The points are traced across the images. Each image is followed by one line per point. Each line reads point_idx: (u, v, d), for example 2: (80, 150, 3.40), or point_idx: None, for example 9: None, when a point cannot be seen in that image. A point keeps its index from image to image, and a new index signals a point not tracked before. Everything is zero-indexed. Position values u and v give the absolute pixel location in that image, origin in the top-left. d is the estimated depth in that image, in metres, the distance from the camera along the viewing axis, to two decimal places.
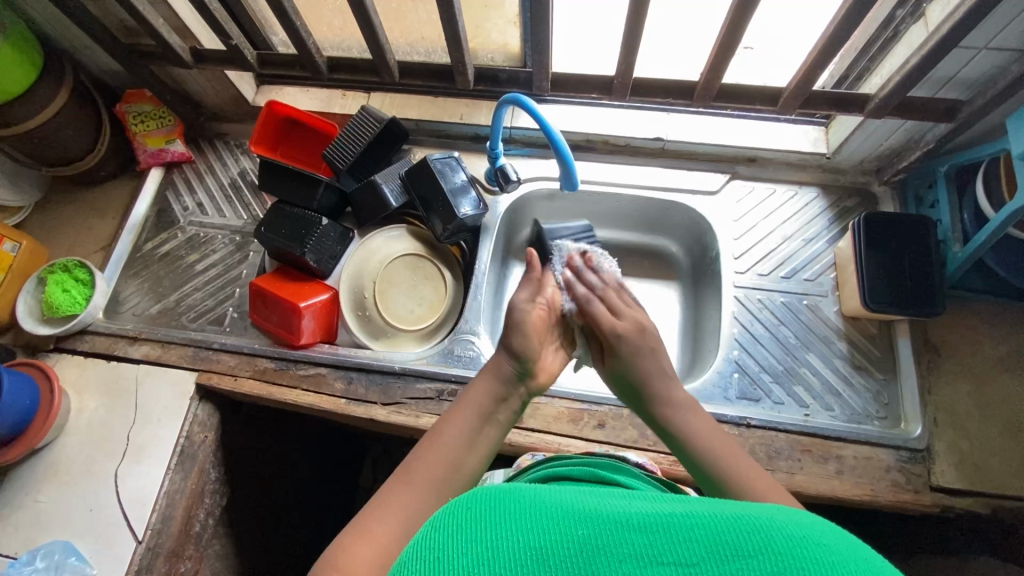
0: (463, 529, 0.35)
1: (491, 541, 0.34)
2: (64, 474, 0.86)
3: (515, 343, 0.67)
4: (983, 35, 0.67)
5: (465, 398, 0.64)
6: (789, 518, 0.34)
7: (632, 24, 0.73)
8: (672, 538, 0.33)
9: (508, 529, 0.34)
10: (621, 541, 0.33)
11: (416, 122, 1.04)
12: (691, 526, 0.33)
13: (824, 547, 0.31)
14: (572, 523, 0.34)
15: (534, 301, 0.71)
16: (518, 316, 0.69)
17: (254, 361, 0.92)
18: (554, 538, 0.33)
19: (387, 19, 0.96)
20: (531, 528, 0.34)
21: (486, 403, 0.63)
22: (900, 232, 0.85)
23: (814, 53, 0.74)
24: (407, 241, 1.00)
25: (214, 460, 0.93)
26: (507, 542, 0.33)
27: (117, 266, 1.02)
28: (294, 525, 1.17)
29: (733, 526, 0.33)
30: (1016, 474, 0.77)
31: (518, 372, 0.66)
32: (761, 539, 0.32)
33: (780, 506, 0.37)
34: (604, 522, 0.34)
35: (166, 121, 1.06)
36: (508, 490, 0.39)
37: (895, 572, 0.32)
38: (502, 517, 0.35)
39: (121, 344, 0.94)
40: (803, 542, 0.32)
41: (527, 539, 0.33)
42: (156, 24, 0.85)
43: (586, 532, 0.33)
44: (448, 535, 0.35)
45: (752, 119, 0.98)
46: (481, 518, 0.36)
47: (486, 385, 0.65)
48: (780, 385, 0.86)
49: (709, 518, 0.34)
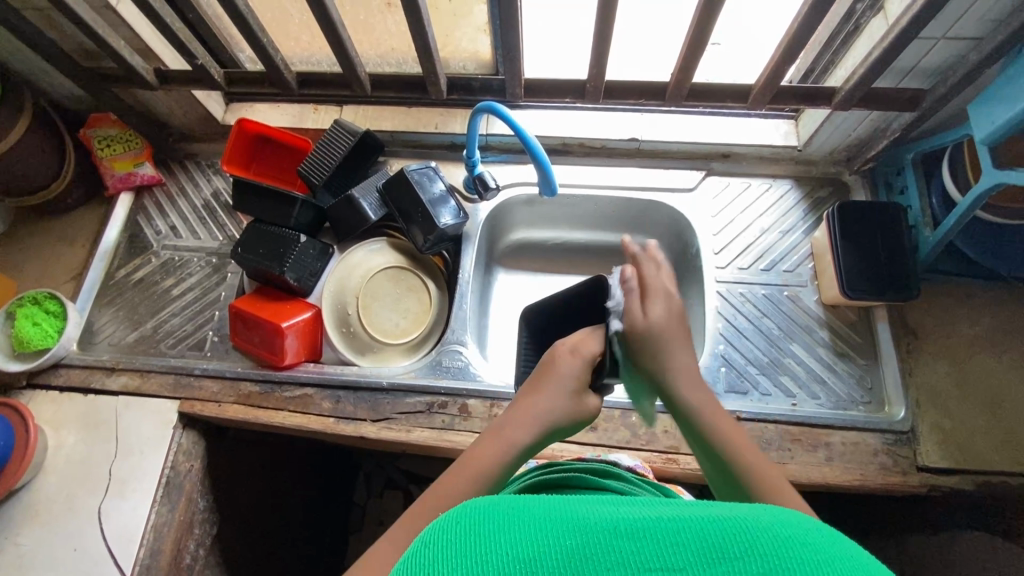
0: (453, 541, 0.35)
1: (480, 556, 0.33)
2: (45, 515, 0.83)
3: (551, 410, 0.59)
4: (941, 26, 0.69)
5: (471, 457, 0.55)
6: (773, 517, 0.35)
7: (602, 25, 0.73)
8: (656, 544, 0.33)
9: (495, 542, 0.34)
10: (609, 550, 0.33)
11: (390, 134, 1.03)
12: (677, 530, 0.33)
13: (810, 546, 0.32)
14: (559, 533, 0.34)
15: (578, 394, 0.60)
16: (563, 367, 0.61)
17: (238, 386, 0.90)
18: (542, 549, 0.33)
19: (355, 31, 0.95)
20: (519, 541, 0.34)
21: (495, 471, 0.54)
22: (871, 222, 0.87)
23: (779, 51, 0.75)
24: (388, 253, 0.99)
25: (201, 488, 0.90)
26: (495, 555, 0.33)
27: (89, 295, 0.99)
28: (288, 548, 1.14)
29: (717, 528, 0.33)
30: (997, 449, 0.80)
31: (536, 440, 0.58)
32: (746, 539, 0.32)
33: (766, 505, 0.37)
34: (593, 531, 0.34)
35: (133, 145, 1.03)
36: (496, 502, 0.39)
37: (878, 563, 0.33)
38: (492, 532, 0.35)
39: (98, 376, 0.92)
40: (789, 542, 0.32)
41: (516, 551, 0.33)
42: (117, 46, 0.83)
43: (574, 542, 0.33)
44: (437, 551, 0.34)
45: (722, 115, 1.00)
46: (468, 532, 0.35)
47: (495, 450, 0.55)
48: (766, 377, 0.87)
49: (695, 520, 0.34)
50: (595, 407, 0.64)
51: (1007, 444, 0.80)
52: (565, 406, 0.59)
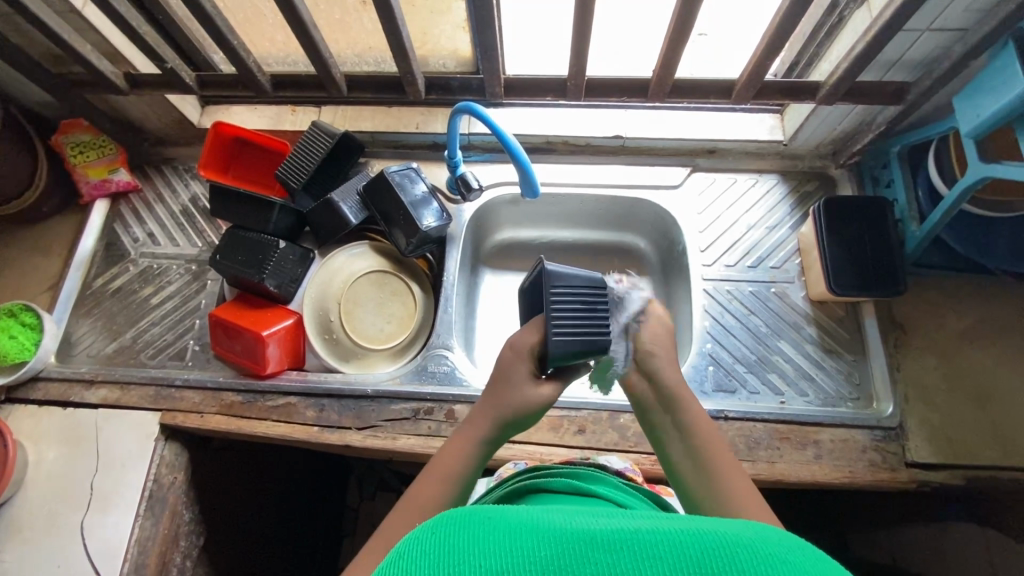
0: (425, 550, 0.33)
1: (452, 566, 0.32)
2: (28, 532, 0.82)
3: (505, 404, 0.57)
4: (925, 18, 0.67)
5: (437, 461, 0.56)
6: (756, 533, 0.33)
7: (581, 22, 0.72)
8: (634, 556, 0.31)
9: (468, 552, 0.33)
10: (584, 561, 0.31)
11: (371, 134, 1.01)
12: (656, 543, 0.32)
13: (792, 565, 0.30)
14: (534, 544, 0.33)
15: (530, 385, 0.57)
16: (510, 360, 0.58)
17: (220, 396, 0.88)
18: (515, 559, 0.32)
19: (330, 31, 0.93)
20: (493, 552, 0.32)
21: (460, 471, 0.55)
22: (858, 217, 0.86)
23: (762, 45, 0.74)
24: (371, 258, 0.97)
25: (187, 500, 0.89)
26: (468, 566, 0.32)
27: (66, 306, 0.97)
28: (280, 554, 1.14)
29: (698, 542, 0.32)
30: (985, 443, 0.80)
31: (496, 433, 0.58)
32: (726, 555, 0.31)
33: (750, 520, 0.36)
34: (569, 543, 0.33)
35: (107, 150, 1.00)
36: (474, 511, 0.37)
37: None
38: (466, 541, 0.33)
39: (77, 389, 0.90)
40: (770, 559, 0.31)
41: (489, 563, 0.32)
42: (83, 51, 0.81)
43: (549, 553, 0.32)
44: (409, 561, 0.33)
45: (708, 110, 0.99)
46: (441, 541, 0.34)
47: (456, 451, 0.56)
48: (754, 375, 0.87)
49: (675, 533, 0.33)
50: (552, 397, 0.59)
51: (995, 439, 0.80)
52: (515, 397, 0.57)
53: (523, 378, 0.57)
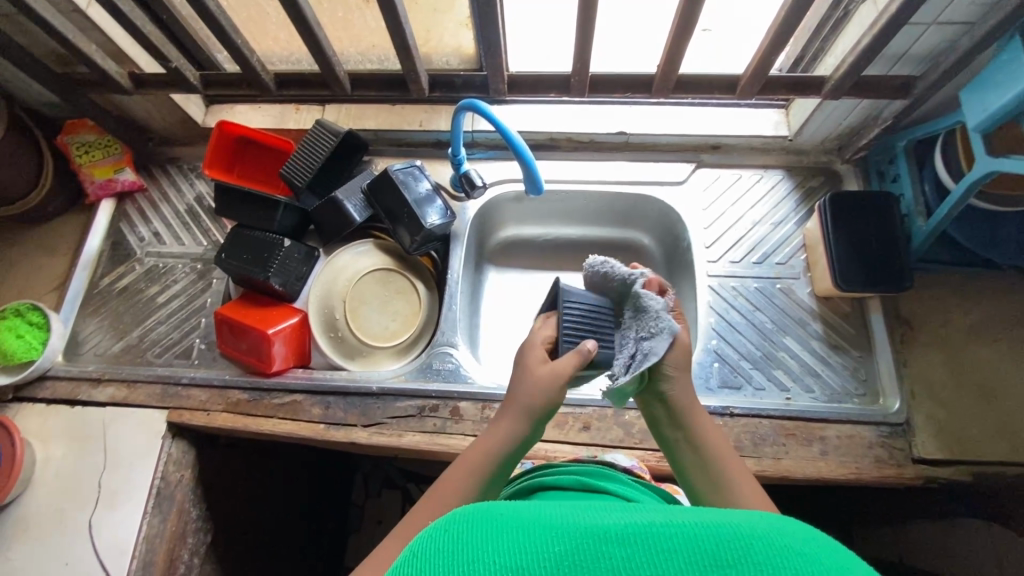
0: (440, 549, 0.33)
1: (467, 564, 0.32)
2: (37, 529, 0.83)
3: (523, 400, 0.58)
4: (932, 11, 0.67)
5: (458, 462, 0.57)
6: (769, 524, 0.33)
7: (584, 18, 0.71)
8: (649, 550, 0.31)
9: (482, 549, 0.33)
10: (599, 556, 0.31)
11: (374, 132, 1.01)
12: (670, 536, 0.32)
13: (807, 557, 0.31)
14: (548, 539, 0.33)
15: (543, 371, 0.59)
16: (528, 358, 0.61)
17: (226, 394, 0.89)
18: (530, 556, 0.32)
19: (334, 29, 0.93)
20: (507, 549, 0.32)
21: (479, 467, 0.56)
22: (866, 212, 0.85)
23: (766, 41, 0.74)
24: (375, 256, 0.97)
25: (194, 498, 0.90)
26: (483, 564, 0.32)
27: (73, 305, 0.98)
28: (286, 551, 1.14)
29: (712, 535, 0.32)
30: (992, 439, 0.79)
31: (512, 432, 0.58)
32: (740, 548, 0.31)
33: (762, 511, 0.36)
34: (583, 537, 0.33)
35: (112, 150, 1.01)
36: (486, 508, 0.37)
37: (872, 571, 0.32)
38: (480, 539, 0.33)
39: (85, 387, 0.91)
40: (784, 551, 0.31)
41: (504, 560, 0.32)
42: (87, 51, 0.81)
43: (564, 548, 0.32)
44: (424, 559, 0.33)
45: (712, 106, 0.98)
46: (456, 540, 0.34)
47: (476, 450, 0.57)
48: (760, 371, 0.86)
49: (689, 526, 0.33)
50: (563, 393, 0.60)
51: (1002, 435, 0.79)
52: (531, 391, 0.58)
53: (539, 369, 0.59)
